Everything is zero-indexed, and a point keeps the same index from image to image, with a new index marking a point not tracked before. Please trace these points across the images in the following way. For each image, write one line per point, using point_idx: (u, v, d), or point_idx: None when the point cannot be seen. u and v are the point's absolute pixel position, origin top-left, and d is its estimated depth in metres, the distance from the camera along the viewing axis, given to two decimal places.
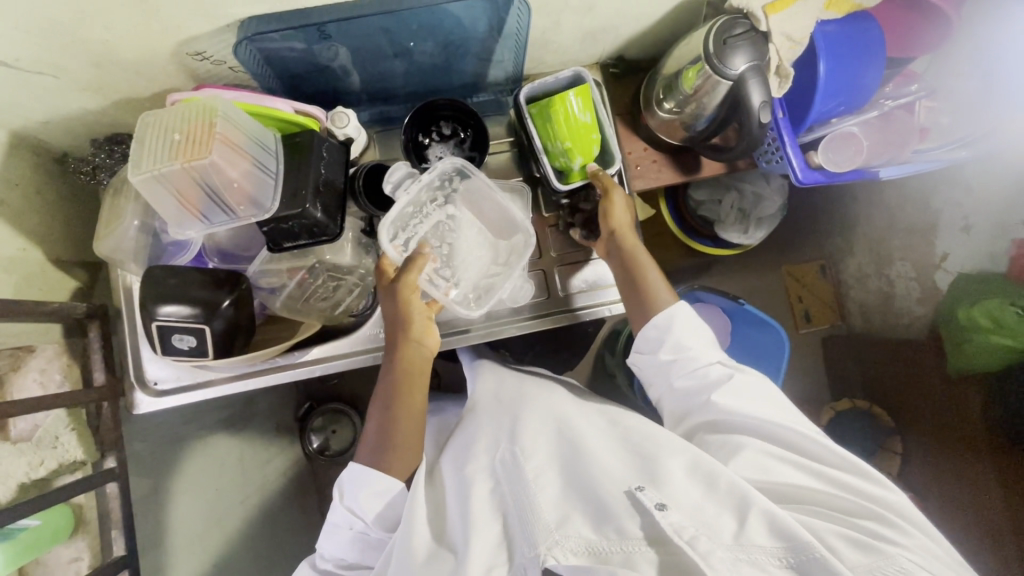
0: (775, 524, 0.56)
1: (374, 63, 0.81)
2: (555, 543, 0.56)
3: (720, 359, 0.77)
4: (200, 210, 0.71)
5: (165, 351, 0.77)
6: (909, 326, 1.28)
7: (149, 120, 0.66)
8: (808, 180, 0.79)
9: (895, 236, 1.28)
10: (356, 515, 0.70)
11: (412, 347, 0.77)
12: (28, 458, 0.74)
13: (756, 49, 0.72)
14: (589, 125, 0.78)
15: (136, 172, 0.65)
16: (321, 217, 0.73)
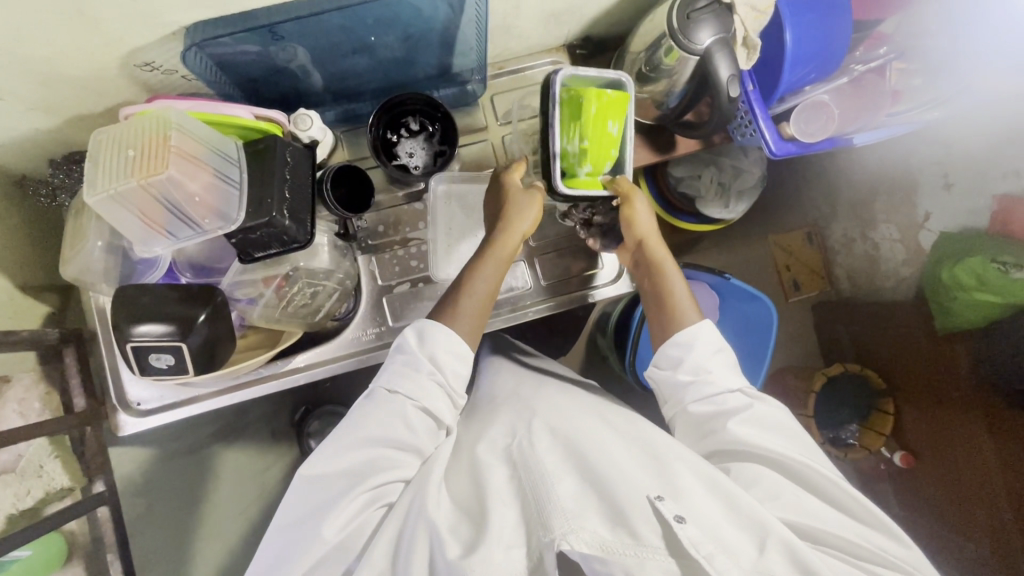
0: (795, 556, 0.57)
1: (333, 62, 0.78)
2: (572, 530, 0.58)
3: (741, 387, 0.76)
4: (166, 227, 0.69)
5: (144, 371, 0.76)
6: (896, 287, 1.29)
7: (101, 137, 0.64)
8: (781, 152, 0.78)
9: (879, 199, 1.29)
10: (436, 366, 0.71)
11: (513, 235, 0.78)
12: (13, 489, 0.73)
13: (721, 21, 0.71)
14: (613, 138, 0.77)
15: (92, 192, 0.63)
16: (290, 224, 0.71)
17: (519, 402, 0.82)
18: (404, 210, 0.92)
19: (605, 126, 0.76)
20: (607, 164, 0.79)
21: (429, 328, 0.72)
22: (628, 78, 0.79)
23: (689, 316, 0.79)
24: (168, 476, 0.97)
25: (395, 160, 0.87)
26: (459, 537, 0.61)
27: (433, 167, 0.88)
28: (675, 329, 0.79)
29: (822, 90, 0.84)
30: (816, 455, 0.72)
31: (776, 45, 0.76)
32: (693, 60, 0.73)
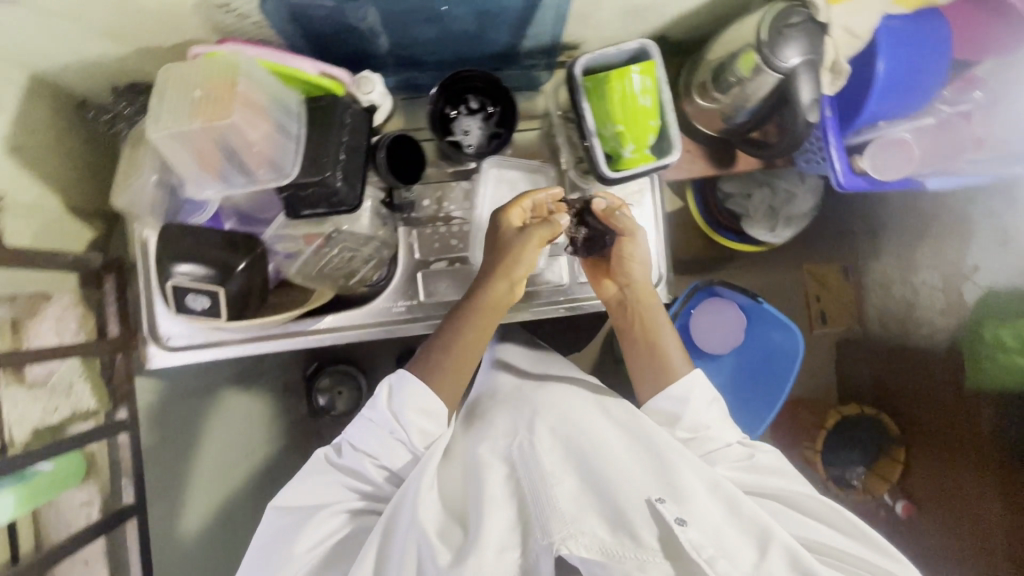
0: (796, 562, 0.61)
1: (404, 27, 0.77)
2: (569, 536, 0.61)
3: (741, 439, 0.78)
4: (219, 174, 0.68)
5: (178, 309, 0.77)
6: (929, 336, 1.23)
7: (169, 73, 0.64)
8: (849, 186, 0.74)
9: (925, 246, 1.24)
10: (398, 423, 0.72)
11: (503, 285, 0.75)
12: (42, 403, 0.74)
13: (812, 42, 0.67)
14: (648, 110, 0.71)
15: (156, 128, 0.63)
16: (342, 186, 0.71)
17: (518, 400, 0.81)
18: (447, 188, 0.89)
19: (635, 102, 0.71)
20: (650, 138, 0.73)
21: (400, 384, 0.73)
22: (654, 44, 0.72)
23: (680, 368, 0.80)
24: (184, 412, 0.99)
25: (449, 137, 0.84)
26: (448, 543, 0.65)
27: (486, 148, 0.86)
28: (665, 384, 0.79)
29: (902, 126, 0.76)
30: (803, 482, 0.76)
31: (865, 74, 0.72)
32: (775, 79, 0.70)
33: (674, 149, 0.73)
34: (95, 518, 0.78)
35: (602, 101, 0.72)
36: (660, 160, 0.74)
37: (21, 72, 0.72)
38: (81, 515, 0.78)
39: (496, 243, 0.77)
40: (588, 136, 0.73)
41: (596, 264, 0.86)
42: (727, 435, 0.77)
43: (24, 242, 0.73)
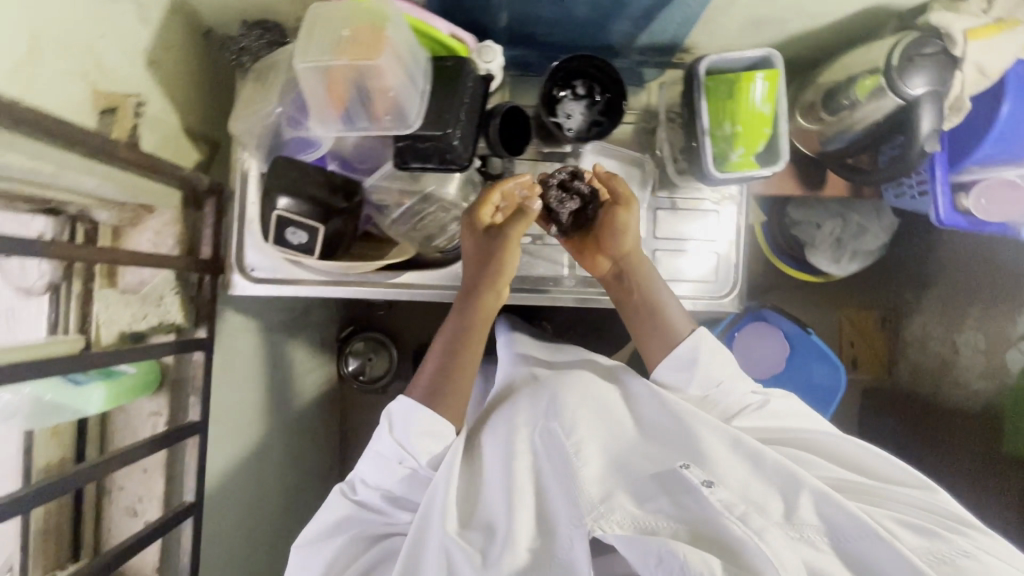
0: (826, 503, 0.62)
1: (534, 3, 0.79)
2: (602, 517, 0.62)
3: (754, 386, 0.79)
4: (347, 116, 0.70)
5: (277, 242, 0.80)
6: (964, 398, 1.23)
7: (319, 11, 0.66)
8: (948, 223, 0.76)
9: (972, 305, 1.22)
10: (406, 452, 0.70)
11: (491, 294, 0.79)
12: (133, 310, 0.78)
13: (940, 73, 0.69)
14: (765, 117, 0.73)
15: (300, 60, 0.65)
16: (458, 145, 0.73)
17: (531, 379, 0.81)
18: (540, 168, 0.91)
19: (754, 108, 0.72)
20: (760, 145, 0.74)
21: (396, 413, 0.72)
22: (778, 54, 0.73)
23: (685, 328, 0.80)
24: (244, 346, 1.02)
25: (553, 117, 0.85)
26: (473, 542, 0.65)
27: (586, 134, 0.85)
28: (671, 347, 0.79)
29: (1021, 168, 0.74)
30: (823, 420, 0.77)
31: (986, 116, 0.73)
32: (893, 105, 0.72)
33: (784, 159, 0.74)
34: (160, 429, 0.80)
35: (718, 102, 0.74)
36: (769, 166, 0.75)
37: None
38: (148, 424, 0.80)
39: (479, 251, 0.80)
40: (701, 133, 0.74)
41: (586, 239, 0.84)
42: (739, 388, 0.77)
43: (151, 146, 0.73)
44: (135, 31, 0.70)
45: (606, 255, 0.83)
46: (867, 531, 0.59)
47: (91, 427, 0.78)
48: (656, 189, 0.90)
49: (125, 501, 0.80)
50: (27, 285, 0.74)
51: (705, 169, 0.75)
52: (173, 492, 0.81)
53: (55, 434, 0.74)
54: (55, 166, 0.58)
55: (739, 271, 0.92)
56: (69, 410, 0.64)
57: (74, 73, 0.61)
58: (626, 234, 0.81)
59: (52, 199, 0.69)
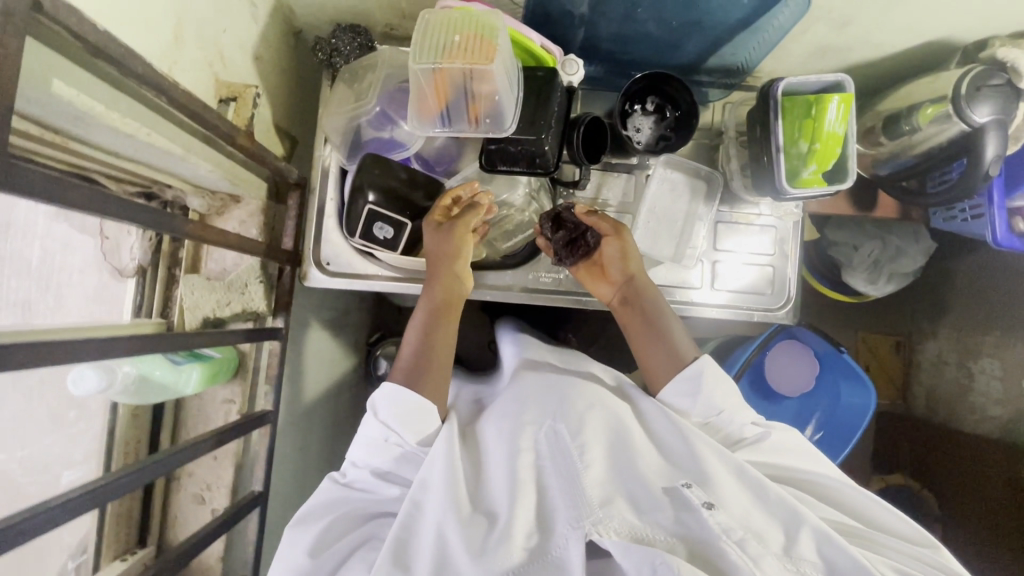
0: (826, 541, 0.58)
1: (617, 22, 0.83)
2: (600, 521, 0.59)
3: (756, 419, 0.76)
4: (447, 117, 0.74)
5: (363, 237, 0.82)
6: (977, 423, 1.26)
7: (433, 16, 0.69)
8: (1005, 244, 0.81)
9: (991, 332, 1.25)
10: (392, 429, 0.69)
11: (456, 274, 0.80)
12: (218, 296, 0.79)
13: (1003, 104, 0.74)
14: (838, 137, 0.77)
15: (415, 62, 0.69)
16: (548, 150, 0.77)
17: (539, 381, 0.78)
18: (607, 178, 0.94)
19: (828, 129, 0.76)
20: (831, 163, 0.79)
21: (382, 395, 0.71)
22: (848, 76, 0.77)
23: (691, 353, 0.78)
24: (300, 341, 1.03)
25: (625, 129, 0.88)
26: (473, 530, 0.61)
27: (654, 147, 0.89)
28: (680, 368, 0.76)
29: None
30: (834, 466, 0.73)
31: None
32: (958, 130, 0.77)
33: (852, 175, 0.79)
34: (234, 416, 0.80)
35: (793, 121, 0.78)
36: (837, 184, 0.79)
37: None
38: (221, 411, 0.80)
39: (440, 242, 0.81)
40: (775, 150, 0.77)
41: (590, 267, 0.87)
42: (742, 417, 0.74)
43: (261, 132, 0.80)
44: (247, 27, 0.73)
45: (610, 281, 0.86)
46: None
47: (167, 411, 0.78)
48: (718, 203, 0.94)
49: (193, 487, 0.81)
50: (121, 266, 0.76)
51: (777, 183, 0.78)
52: (241, 480, 0.81)
53: (135, 416, 0.74)
54: (186, 147, 0.60)
55: (793, 284, 0.95)
56: (169, 390, 0.66)
57: (201, 62, 0.64)
58: (626, 259, 0.84)
59: (156, 183, 0.70)
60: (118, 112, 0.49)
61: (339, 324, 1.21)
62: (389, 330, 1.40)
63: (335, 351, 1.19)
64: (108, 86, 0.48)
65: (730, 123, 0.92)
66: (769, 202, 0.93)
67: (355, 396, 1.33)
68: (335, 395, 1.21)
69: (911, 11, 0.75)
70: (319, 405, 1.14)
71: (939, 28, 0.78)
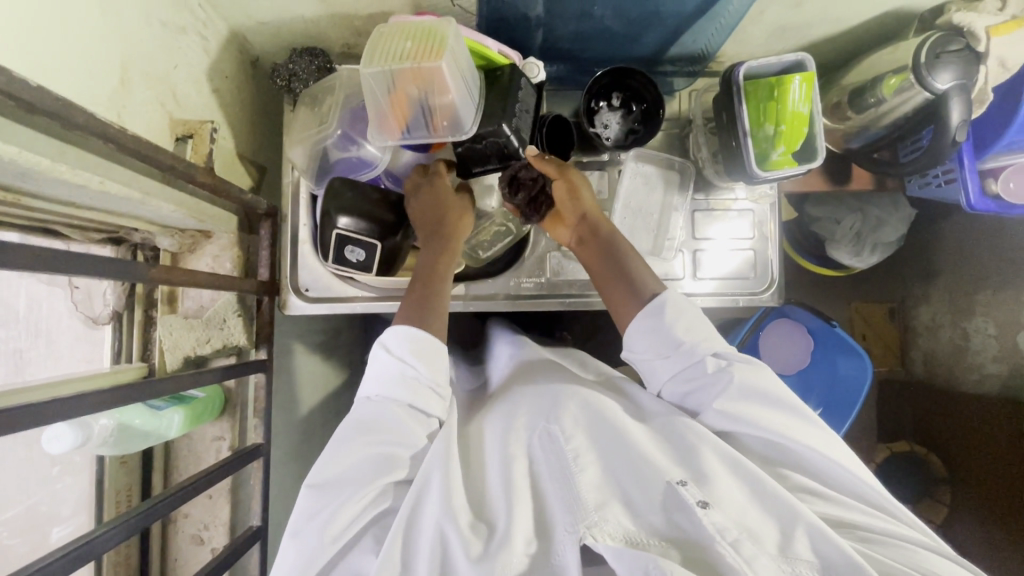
0: (821, 538, 0.57)
1: (573, 21, 0.83)
2: (596, 524, 0.58)
3: (715, 351, 0.70)
4: (406, 125, 0.74)
5: (337, 261, 0.81)
6: (977, 382, 1.26)
7: (386, 29, 0.70)
8: (979, 207, 0.81)
9: (981, 290, 1.26)
10: (407, 363, 0.69)
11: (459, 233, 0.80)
12: (196, 334, 0.78)
13: (964, 69, 0.74)
14: (804, 116, 0.77)
15: (367, 66, 0.68)
16: (508, 139, 0.76)
17: (536, 386, 0.77)
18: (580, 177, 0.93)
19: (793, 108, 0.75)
20: (800, 142, 0.78)
21: (398, 331, 0.70)
22: (809, 57, 0.77)
23: (655, 285, 0.75)
24: (289, 368, 1.02)
25: (593, 127, 0.88)
26: (475, 534, 0.60)
27: (623, 142, 0.89)
28: (643, 302, 0.73)
29: None
30: (829, 441, 0.67)
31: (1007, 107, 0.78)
32: (923, 98, 0.76)
33: (822, 154, 0.78)
34: (225, 453, 0.79)
35: (757, 105, 0.78)
36: (808, 164, 0.79)
37: (224, 26, 0.77)
38: (211, 449, 0.79)
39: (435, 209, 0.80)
40: (743, 133, 0.77)
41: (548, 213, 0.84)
42: (702, 348, 0.70)
43: (219, 167, 0.77)
44: (199, 61, 0.72)
45: (566, 225, 0.83)
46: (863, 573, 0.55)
47: (156, 455, 0.78)
48: (693, 192, 0.94)
49: (190, 528, 0.80)
50: (95, 314, 0.76)
51: (747, 168, 0.78)
52: (239, 516, 0.80)
53: (123, 463, 0.74)
54: (144, 190, 0.59)
55: (776, 265, 0.95)
56: (152, 436, 0.65)
57: (154, 102, 0.63)
58: (578, 198, 0.81)
59: (121, 228, 0.69)
60: (66, 164, 0.48)
61: (329, 346, 1.20)
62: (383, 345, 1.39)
63: (328, 374, 1.18)
64: (53, 139, 0.47)
65: (697, 111, 0.92)
66: (744, 186, 0.93)
67: None
68: (331, 419, 1.19)
69: None
70: (316, 430, 1.13)
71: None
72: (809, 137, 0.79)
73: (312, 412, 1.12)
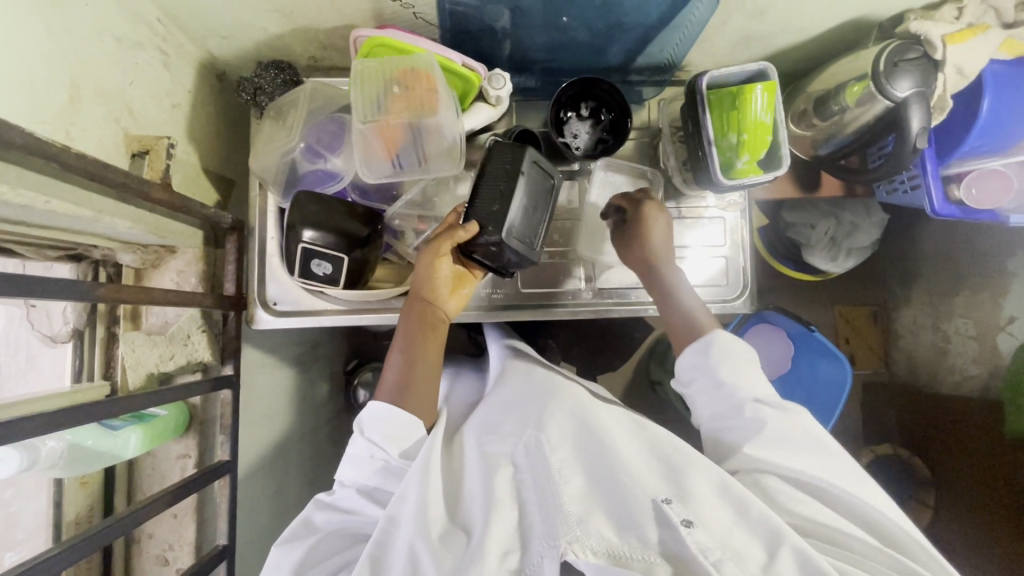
0: (810, 564, 0.56)
1: (540, 32, 0.83)
2: (576, 539, 0.57)
3: (758, 398, 0.71)
4: (396, 151, 0.77)
5: (302, 275, 0.80)
6: (959, 385, 1.26)
7: (366, 66, 0.74)
8: (943, 212, 0.81)
9: (959, 294, 1.27)
10: (377, 445, 0.71)
11: (437, 299, 0.78)
12: (159, 350, 0.77)
13: (923, 77, 0.74)
14: (766, 125, 0.77)
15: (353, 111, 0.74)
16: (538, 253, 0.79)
17: (531, 399, 0.77)
18: None
19: (754, 117, 0.76)
20: (764, 151, 0.79)
21: (374, 409, 0.72)
22: (770, 65, 0.78)
23: (709, 325, 0.79)
24: (264, 381, 1.01)
25: (562, 138, 0.88)
26: (449, 549, 0.62)
27: (592, 151, 0.89)
28: (695, 337, 0.78)
29: (997, 161, 0.82)
30: (821, 460, 0.68)
31: (967, 114, 0.78)
32: (884, 106, 0.76)
33: (786, 162, 0.79)
34: (189, 471, 0.78)
35: (719, 116, 0.78)
36: (773, 172, 0.79)
37: (185, 40, 0.76)
38: (175, 467, 0.78)
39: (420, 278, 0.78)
40: (707, 143, 0.78)
41: None
42: (744, 391, 0.71)
43: (181, 184, 0.77)
44: (159, 77, 0.72)
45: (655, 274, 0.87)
46: None
47: (118, 473, 0.76)
48: (664, 200, 0.94)
49: (155, 548, 0.79)
50: (53, 332, 0.75)
51: (713, 177, 0.78)
52: (205, 535, 0.79)
53: (83, 483, 0.73)
54: (98, 209, 0.59)
55: (748, 273, 0.95)
56: (107, 456, 0.64)
57: (107, 118, 0.63)
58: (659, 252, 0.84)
59: (80, 245, 0.69)
60: (8, 184, 0.48)
61: (307, 359, 1.19)
62: (364, 357, 1.39)
63: (306, 387, 1.17)
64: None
65: (665, 121, 0.92)
66: (714, 194, 0.93)
67: (332, 430, 1.30)
68: (309, 433, 1.18)
69: None
70: (293, 445, 1.12)
71: (853, 8, 0.79)
72: (773, 145, 0.80)
73: (290, 426, 1.11)
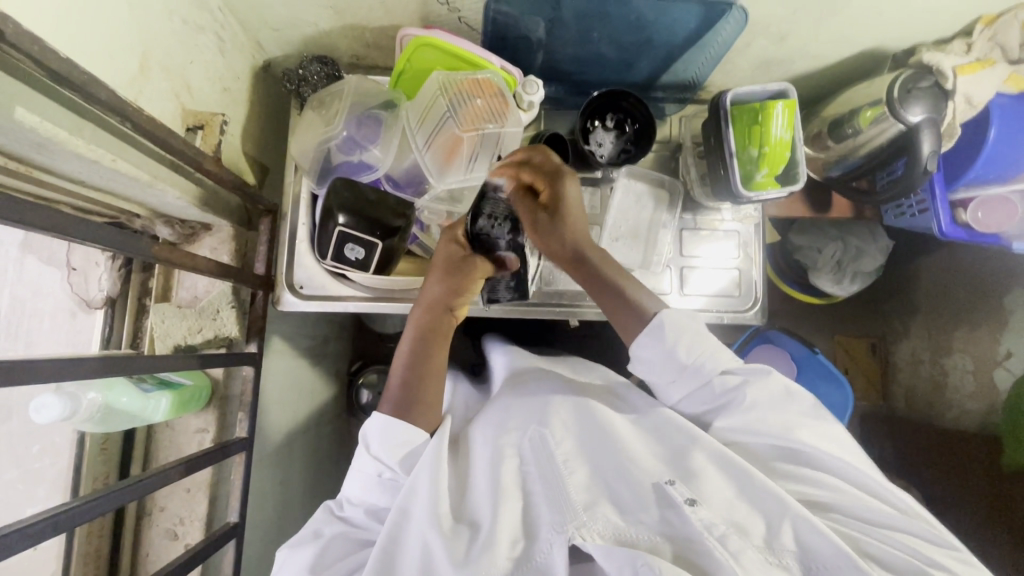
0: (810, 530, 0.59)
1: (574, 44, 0.88)
2: (585, 525, 0.60)
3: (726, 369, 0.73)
4: (461, 156, 0.84)
5: (335, 258, 0.83)
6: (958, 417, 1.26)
7: (444, 79, 0.82)
8: (949, 233, 0.87)
9: (959, 329, 1.28)
10: (383, 463, 0.70)
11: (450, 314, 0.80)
12: (188, 323, 0.78)
13: (934, 104, 0.78)
14: (785, 142, 0.81)
15: (431, 117, 0.82)
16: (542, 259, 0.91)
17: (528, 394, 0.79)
18: None
19: (771, 134, 0.80)
20: (783, 165, 0.82)
21: (374, 426, 0.71)
22: (790, 86, 0.83)
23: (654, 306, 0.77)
24: (279, 368, 1.02)
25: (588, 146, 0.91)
26: (459, 537, 0.63)
27: (616, 160, 0.92)
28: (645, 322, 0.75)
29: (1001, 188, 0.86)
30: (799, 423, 0.69)
31: (974, 143, 0.83)
32: (896, 130, 0.81)
33: (803, 175, 0.83)
34: (206, 446, 0.78)
35: (740, 131, 0.82)
36: (790, 185, 0.83)
37: (240, 28, 0.80)
38: (193, 441, 0.78)
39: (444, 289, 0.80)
40: (729, 157, 0.81)
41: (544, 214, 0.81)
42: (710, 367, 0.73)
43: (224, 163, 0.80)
44: (215, 61, 0.76)
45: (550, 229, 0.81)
46: (846, 564, 0.57)
47: (137, 442, 0.77)
48: (681, 211, 0.98)
49: (165, 522, 0.79)
50: (89, 298, 0.77)
51: (733, 187, 0.82)
52: (215, 513, 0.79)
53: (104, 449, 0.75)
54: (153, 173, 0.61)
55: (760, 285, 0.97)
56: (135, 417, 0.66)
57: (169, 93, 0.66)
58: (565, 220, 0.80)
59: (124, 213, 0.71)
60: (83, 139, 0.51)
61: (317, 353, 1.19)
62: (371, 358, 1.40)
63: (314, 381, 1.17)
64: (73, 115, 0.50)
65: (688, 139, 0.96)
66: (730, 207, 0.97)
67: (334, 428, 1.30)
68: (313, 427, 1.18)
69: (840, 25, 0.81)
70: (298, 437, 1.11)
71: (868, 39, 0.84)
72: (791, 159, 0.84)
73: (297, 417, 1.11)
